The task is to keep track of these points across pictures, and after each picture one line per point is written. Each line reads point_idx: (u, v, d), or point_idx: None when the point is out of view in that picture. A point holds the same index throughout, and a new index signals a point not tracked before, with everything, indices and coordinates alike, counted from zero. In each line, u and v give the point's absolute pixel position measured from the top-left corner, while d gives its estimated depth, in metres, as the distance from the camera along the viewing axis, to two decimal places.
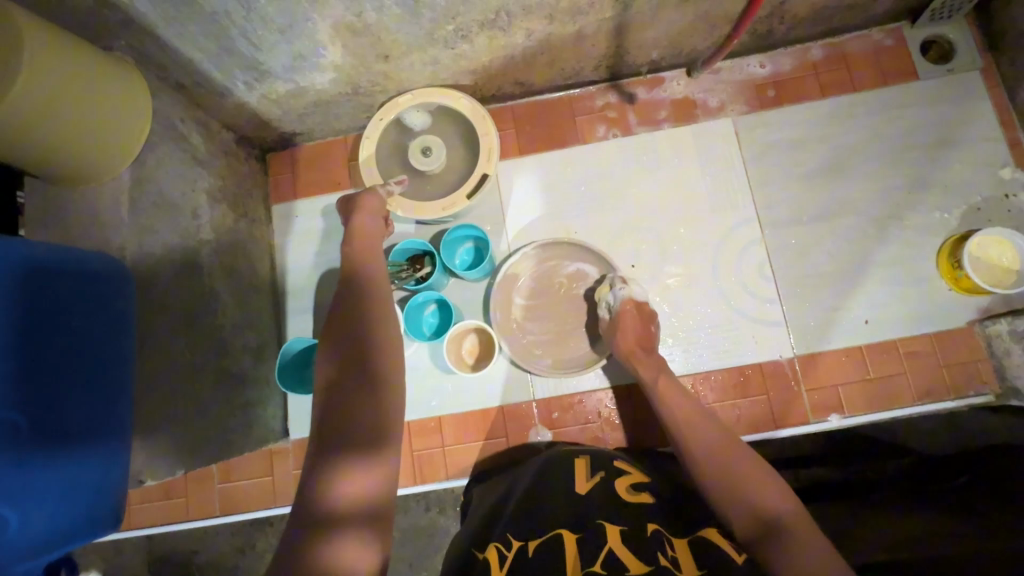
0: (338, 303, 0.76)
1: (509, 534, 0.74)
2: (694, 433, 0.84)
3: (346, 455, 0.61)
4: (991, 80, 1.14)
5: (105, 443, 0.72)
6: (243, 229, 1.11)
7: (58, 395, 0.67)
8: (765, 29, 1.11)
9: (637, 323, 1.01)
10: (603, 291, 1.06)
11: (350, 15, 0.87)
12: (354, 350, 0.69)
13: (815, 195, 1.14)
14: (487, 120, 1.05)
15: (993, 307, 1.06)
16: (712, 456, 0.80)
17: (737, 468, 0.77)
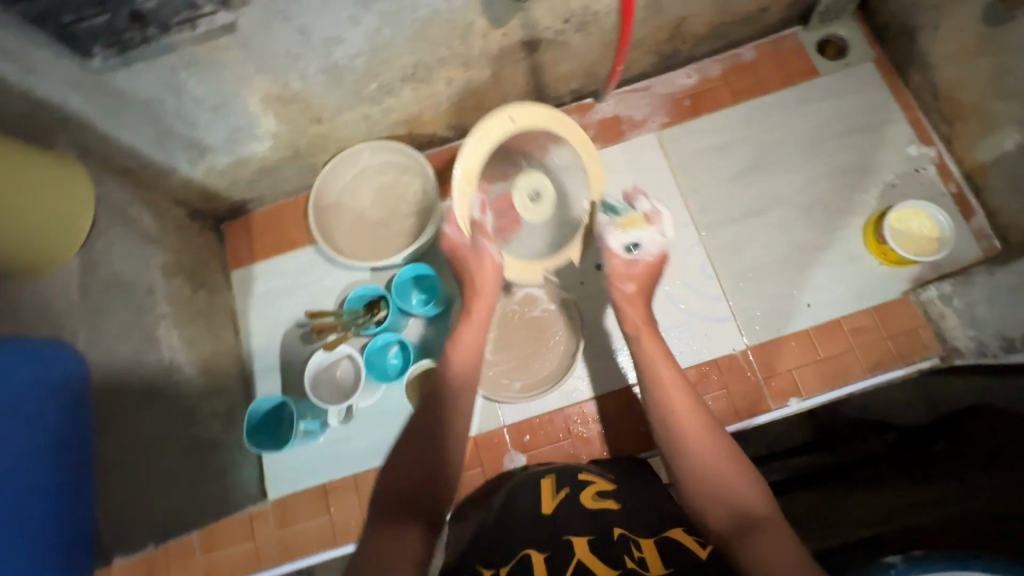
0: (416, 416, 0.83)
1: (480, 564, 0.71)
2: (676, 423, 0.83)
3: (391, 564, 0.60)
4: (887, 68, 1.22)
5: (60, 525, 0.72)
6: (202, 298, 1.14)
7: (19, 484, 0.67)
8: (671, 50, 1.19)
9: (650, 271, 0.99)
10: (635, 224, 0.99)
11: (277, 87, 0.93)
12: (409, 464, 0.75)
13: (744, 193, 1.20)
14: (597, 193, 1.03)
15: (923, 275, 1.11)
16: (695, 448, 0.79)
17: (719, 461, 0.77)
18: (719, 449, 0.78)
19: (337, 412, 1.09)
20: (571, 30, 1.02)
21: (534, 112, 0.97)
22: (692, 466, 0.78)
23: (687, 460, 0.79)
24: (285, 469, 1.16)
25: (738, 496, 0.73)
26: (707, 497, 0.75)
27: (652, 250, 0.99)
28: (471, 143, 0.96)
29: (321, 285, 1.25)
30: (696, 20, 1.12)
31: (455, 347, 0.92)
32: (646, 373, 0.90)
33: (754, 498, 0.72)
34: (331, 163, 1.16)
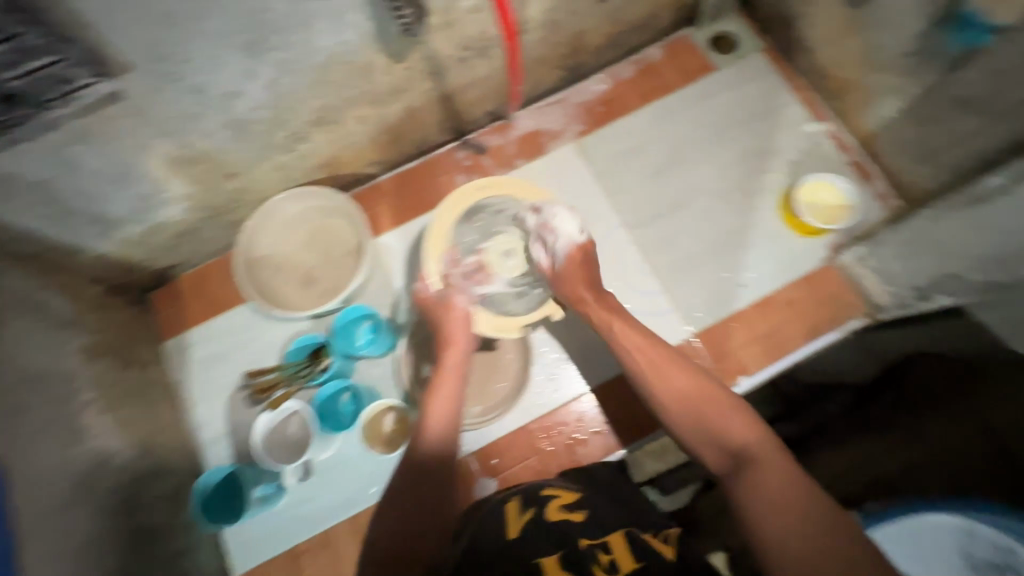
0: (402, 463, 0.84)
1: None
2: (656, 376, 0.84)
3: None
4: (775, 55, 1.31)
5: None
6: (134, 376, 1.08)
7: None
8: (576, 63, 1.24)
9: (578, 267, 0.96)
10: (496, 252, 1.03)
11: (181, 148, 0.91)
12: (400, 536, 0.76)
13: (665, 188, 1.25)
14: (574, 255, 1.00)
15: (839, 241, 1.18)
16: (679, 398, 0.81)
17: (706, 400, 0.79)
18: (702, 391, 0.80)
19: (293, 470, 1.08)
20: (474, 56, 1.05)
21: (506, 182, 1.02)
22: (680, 417, 0.80)
23: (673, 412, 0.81)
24: (248, 540, 1.10)
25: (728, 434, 0.75)
26: (701, 437, 0.78)
27: (567, 248, 0.96)
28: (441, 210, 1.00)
29: (261, 341, 1.20)
30: (592, 33, 1.17)
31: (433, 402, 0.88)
32: (616, 342, 0.90)
33: (744, 432, 0.74)
34: (253, 217, 1.13)
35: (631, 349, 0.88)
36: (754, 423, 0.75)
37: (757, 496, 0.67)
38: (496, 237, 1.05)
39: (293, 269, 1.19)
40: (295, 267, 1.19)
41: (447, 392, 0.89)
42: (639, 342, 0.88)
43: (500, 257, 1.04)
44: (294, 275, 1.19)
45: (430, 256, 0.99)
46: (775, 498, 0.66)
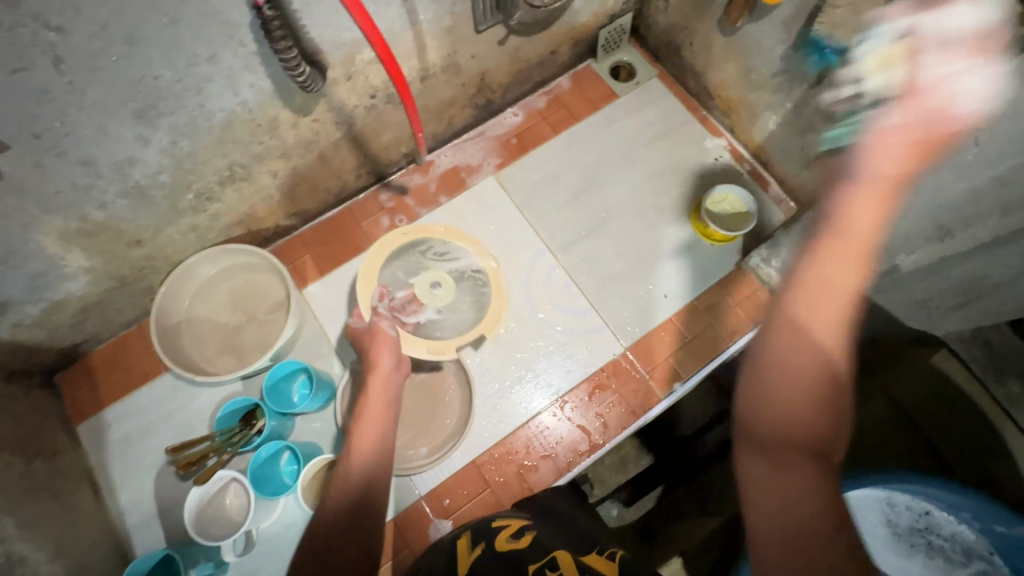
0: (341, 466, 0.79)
1: None
2: (801, 302, 0.58)
3: None
4: (668, 80, 1.42)
5: None
6: (42, 467, 0.99)
7: None
8: (485, 100, 1.29)
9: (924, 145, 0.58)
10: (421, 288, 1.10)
11: (76, 221, 0.86)
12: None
13: (584, 211, 1.30)
14: (498, 286, 1.07)
15: (747, 244, 1.27)
16: (802, 349, 0.57)
17: (818, 377, 0.56)
18: (826, 368, 0.56)
19: (231, 546, 0.99)
20: (381, 102, 1.07)
21: (427, 229, 1.06)
22: (768, 364, 0.58)
23: (774, 356, 0.58)
24: None
25: (799, 428, 0.56)
26: (755, 400, 0.59)
27: (977, 101, 0.59)
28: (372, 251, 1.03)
29: (187, 412, 1.14)
30: (497, 72, 1.22)
31: (365, 402, 0.86)
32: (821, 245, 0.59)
33: (821, 438, 0.55)
34: (167, 281, 1.08)
35: (817, 260, 0.58)
36: (836, 433, 0.56)
37: (769, 500, 0.54)
38: (421, 273, 1.11)
39: (216, 331, 1.15)
40: (219, 328, 1.15)
41: (371, 421, 0.84)
42: (846, 279, 0.57)
43: (428, 289, 1.10)
44: (218, 337, 1.14)
45: (364, 294, 1.01)
46: (773, 509, 0.54)
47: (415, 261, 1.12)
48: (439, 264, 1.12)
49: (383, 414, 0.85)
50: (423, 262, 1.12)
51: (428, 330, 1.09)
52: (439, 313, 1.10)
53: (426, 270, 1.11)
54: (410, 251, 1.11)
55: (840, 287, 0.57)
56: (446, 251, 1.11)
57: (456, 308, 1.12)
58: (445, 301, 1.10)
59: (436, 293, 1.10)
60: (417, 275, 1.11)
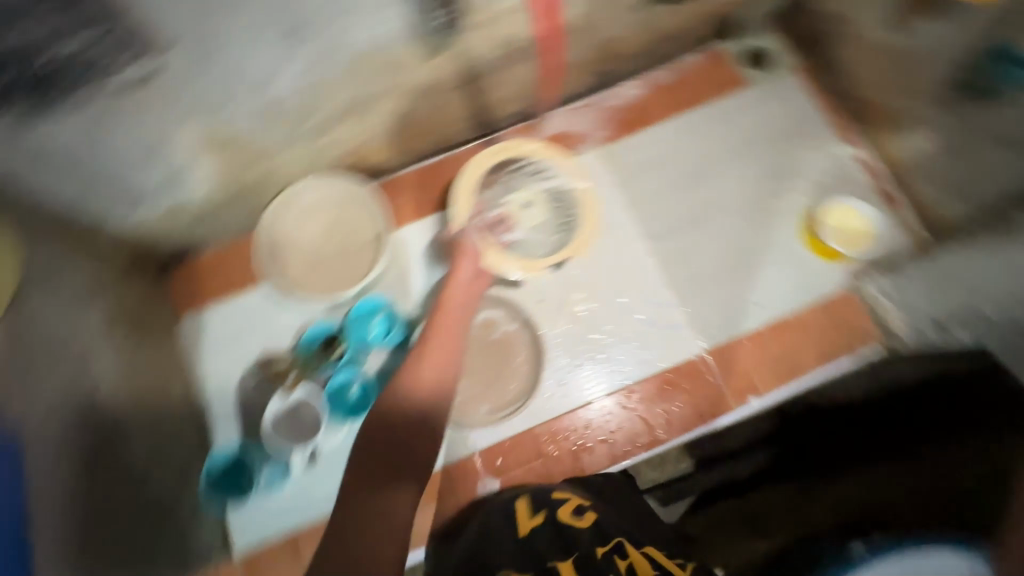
0: (416, 355, 0.84)
1: None
2: None
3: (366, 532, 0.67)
4: (808, 73, 1.29)
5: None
6: (148, 351, 1.09)
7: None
8: (607, 68, 1.23)
9: None
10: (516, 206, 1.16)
11: (210, 130, 0.91)
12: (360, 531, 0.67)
13: (689, 201, 1.24)
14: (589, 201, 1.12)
15: (860, 266, 1.17)
16: None
17: None
18: None
19: (300, 454, 1.08)
20: (507, 55, 1.04)
21: (517, 146, 1.13)
22: None
23: None
24: (249, 521, 1.10)
25: None
26: None
27: None
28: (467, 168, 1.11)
29: (273, 327, 1.21)
30: (627, 39, 1.16)
31: (446, 301, 0.91)
32: None
33: None
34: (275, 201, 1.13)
35: None
36: None
37: None
38: (514, 192, 1.17)
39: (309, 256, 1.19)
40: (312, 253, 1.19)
41: (448, 326, 0.87)
42: None
43: (520, 209, 1.16)
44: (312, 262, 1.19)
45: (460, 206, 1.10)
46: None
47: (508, 179, 1.17)
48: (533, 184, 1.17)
49: (457, 319, 0.89)
50: (517, 181, 1.17)
51: (524, 245, 1.16)
52: (530, 232, 1.16)
53: (521, 188, 1.17)
54: (504, 170, 1.17)
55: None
56: (540, 168, 1.16)
57: (546, 229, 1.17)
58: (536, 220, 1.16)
59: (529, 212, 1.16)
60: (511, 194, 1.17)
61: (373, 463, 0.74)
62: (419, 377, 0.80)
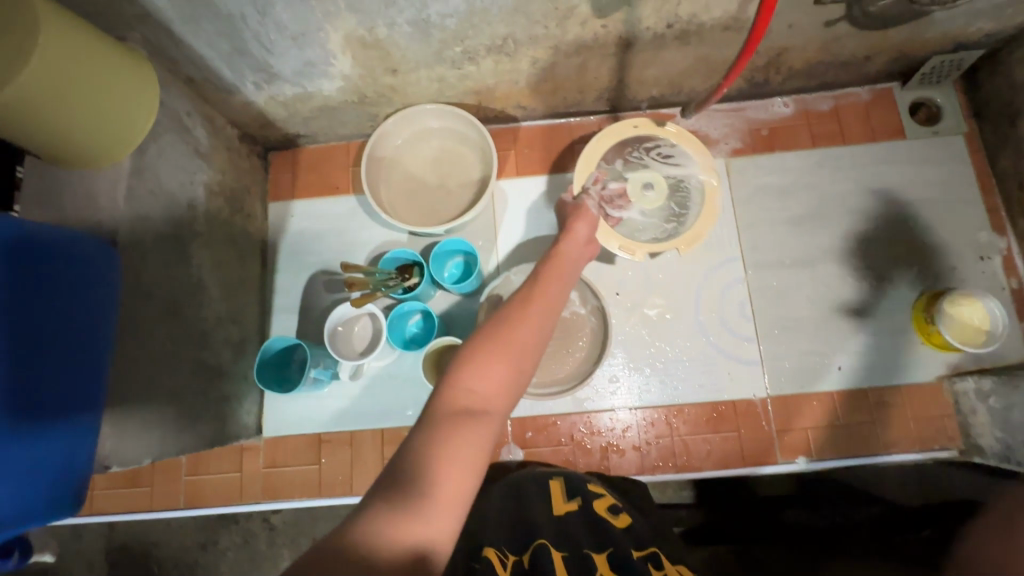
0: (522, 299, 0.76)
1: (505, 546, 0.79)
2: None
3: (415, 485, 0.55)
4: (976, 145, 1.17)
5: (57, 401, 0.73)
6: (237, 223, 1.13)
7: (44, 373, 0.72)
8: (762, 79, 1.15)
9: None
10: (636, 185, 1.11)
11: (362, 29, 0.90)
12: (392, 521, 0.53)
13: (800, 241, 1.17)
14: (711, 205, 1.07)
15: (962, 364, 1.09)
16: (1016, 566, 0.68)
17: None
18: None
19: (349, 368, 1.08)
20: (670, 36, 0.98)
21: (656, 127, 1.08)
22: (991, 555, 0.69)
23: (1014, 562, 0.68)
24: (282, 409, 1.15)
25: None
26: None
27: None
28: (600, 136, 1.07)
29: (353, 237, 1.23)
30: (796, 54, 1.07)
31: (557, 255, 0.85)
32: None
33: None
34: (394, 116, 1.13)
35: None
36: None
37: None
38: (639, 170, 1.12)
39: (408, 179, 1.19)
40: (411, 178, 1.19)
41: (557, 282, 0.80)
42: None
43: (639, 189, 1.11)
44: (408, 186, 1.19)
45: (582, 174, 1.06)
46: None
47: (636, 155, 1.13)
48: (660, 167, 1.12)
49: (560, 285, 0.80)
50: (644, 161, 1.12)
51: (633, 225, 1.12)
52: (644, 215, 1.12)
53: (647, 167, 1.12)
54: (635, 144, 1.12)
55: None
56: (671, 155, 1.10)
57: (661, 215, 1.12)
58: (655, 204, 1.11)
59: (649, 196, 1.11)
60: (635, 172, 1.12)
61: (434, 437, 0.60)
62: (517, 331, 0.71)
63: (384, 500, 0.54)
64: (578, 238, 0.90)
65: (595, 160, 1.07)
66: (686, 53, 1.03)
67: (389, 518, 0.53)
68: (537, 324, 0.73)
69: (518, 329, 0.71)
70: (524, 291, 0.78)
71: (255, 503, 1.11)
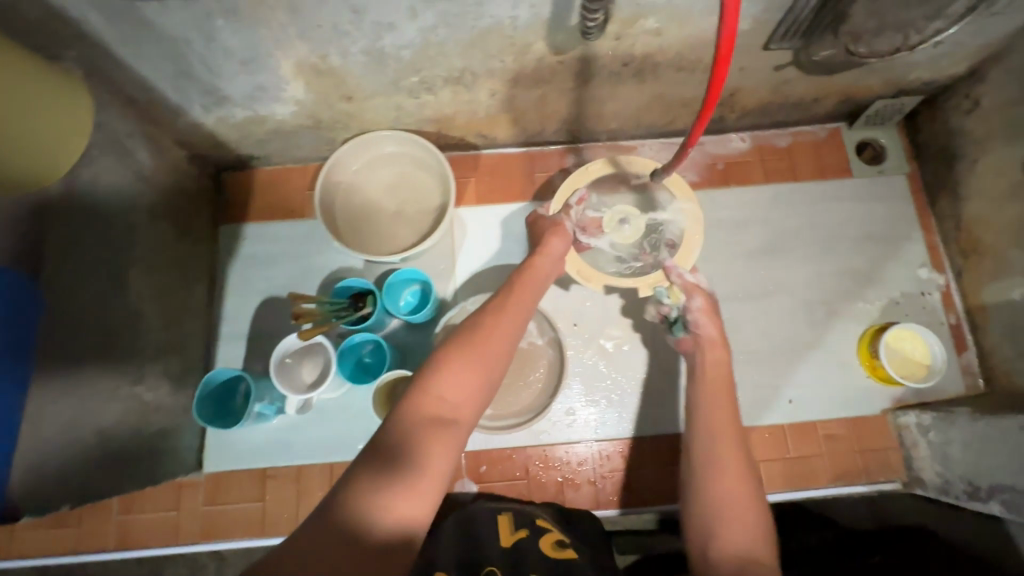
0: (499, 305, 0.80)
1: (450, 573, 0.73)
2: None
3: (400, 472, 0.58)
4: (917, 185, 1.22)
5: None
6: (183, 248, 1.08)
7: None
8: (717, 116, 1.17)
9: None
10: (611, 221, 1.10)
11: (315, 57, 0.88)
12: (376, 504, 0.55)
13: (754, 275, 1.19)
14: (688, 256, 1.05)
15: (905, 398, 1.12)
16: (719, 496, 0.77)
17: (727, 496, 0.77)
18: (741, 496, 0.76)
19: (296, 402, 1.04)
20: (626, 74, 1.00)
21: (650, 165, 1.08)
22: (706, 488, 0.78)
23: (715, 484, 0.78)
24: (226, 444, 1.09)
25: (726, 518, 0.75)
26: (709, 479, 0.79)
27: None
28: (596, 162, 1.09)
29: (307, 263, 1.19)
30: (748, 94, 1.10)
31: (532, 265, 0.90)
32: None
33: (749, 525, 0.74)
34: (351, 142, 1.10)
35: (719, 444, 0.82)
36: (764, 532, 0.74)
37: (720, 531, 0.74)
38: (622, 202, 1.12)
39: (366, 205, 1.17)
40: (369, 204, 1.17)
41: (531, 290, 0.84)
42: None
43: (615, 222, 1.10)
44: (366, 212, 1.17)
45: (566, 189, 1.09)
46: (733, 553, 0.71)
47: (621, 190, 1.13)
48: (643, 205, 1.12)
49: (533, 292, 0.85)
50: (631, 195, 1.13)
51: (599, 256, 1.12)
52: (612, 247, 1.12)
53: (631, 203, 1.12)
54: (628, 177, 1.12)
55: (712, 390, 0.90)
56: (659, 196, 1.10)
57: (630, 252, 1.12)
58: (625, 240, 1.11)
59: (625, 233, 1.10)
60: (616, 204, 1.12)
61: (415, 427, 0.63)
62: (495, 335, 0.74)
63: (369, 481, 0.57)
64: (551, 253, 0.93)
65: (582, 181, 1.09)
66: (644, 89, 1.05)
67: (374, 503, 0.55)
68: (513, 328, 0.77)
69: (495, 333, 0.74)
70: (500, 297, 0.81)
71: (193, 544, 1.05)
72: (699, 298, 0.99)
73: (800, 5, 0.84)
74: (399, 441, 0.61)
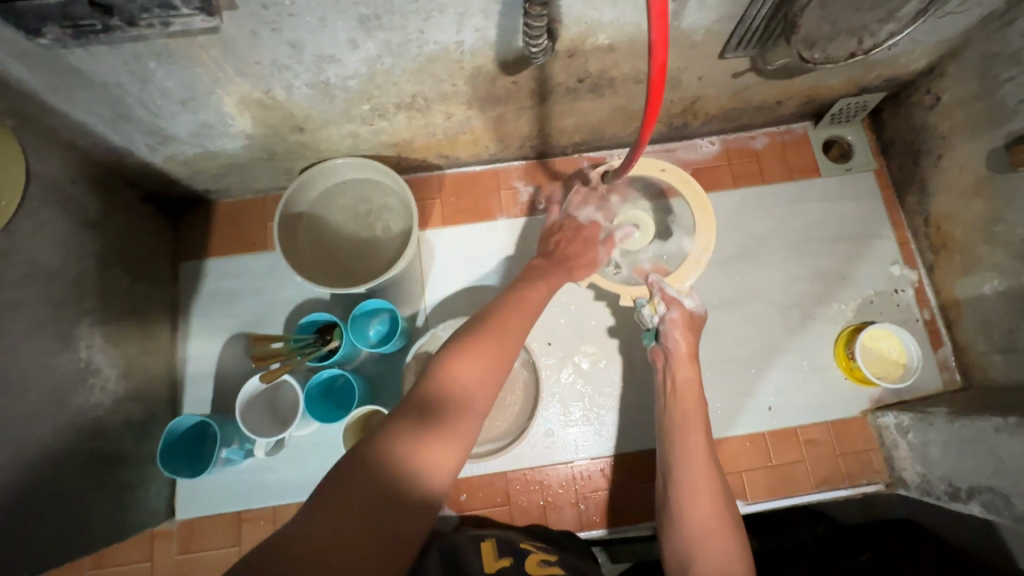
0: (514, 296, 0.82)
1: None
2: None
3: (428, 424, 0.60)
4: (885, 181, 1.22)
5: None
6: (140, 291, 1.04)
7: None
8: (681, 123, 1.16)
9: None
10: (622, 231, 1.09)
11: (258, 92, 0.85)
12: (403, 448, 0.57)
13: (728, 281, 1.18)
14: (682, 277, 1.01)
15: (884, 398, 1.12)
16: (701, 524, 0.77)
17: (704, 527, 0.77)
18: (720, 529, 0.76)
19: (266, 444, 1.01)
20: (584, 89, 0.98)
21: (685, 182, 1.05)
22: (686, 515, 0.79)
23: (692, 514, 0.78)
24: (197, 489, 1.07)
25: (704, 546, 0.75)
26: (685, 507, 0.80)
27: None
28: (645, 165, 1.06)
29: (272, 297, 1.16)
30: (711, 101, 1.08)
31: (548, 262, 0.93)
32: None
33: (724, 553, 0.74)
34: (307, 171, 1.06)
35: (690, 468, 0.83)
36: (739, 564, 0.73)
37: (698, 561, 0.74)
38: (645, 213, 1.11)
39: (328, 233, 1.14)
40: (332, 232, 1.14)
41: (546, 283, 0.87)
42: None
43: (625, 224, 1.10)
44: (329, 240, 1.13)
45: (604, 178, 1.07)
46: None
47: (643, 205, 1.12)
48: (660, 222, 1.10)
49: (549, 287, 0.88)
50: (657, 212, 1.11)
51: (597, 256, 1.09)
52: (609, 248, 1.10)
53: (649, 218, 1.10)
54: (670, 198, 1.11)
55: (686, 414, 0.89)
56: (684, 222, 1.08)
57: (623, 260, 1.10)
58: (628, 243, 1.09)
59: (631, 234, 1.08)
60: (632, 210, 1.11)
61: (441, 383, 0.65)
62: (511, 316, 0.77)
63: (401, 431, 0.59)
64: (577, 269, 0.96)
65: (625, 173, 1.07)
66: (604, 103, 1.02)
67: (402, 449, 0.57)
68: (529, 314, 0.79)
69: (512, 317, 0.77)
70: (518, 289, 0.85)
71: None
72: (676, 310, 0.98)
73: (752, 13, 0.82)
74: (424, 414, 0.61)
